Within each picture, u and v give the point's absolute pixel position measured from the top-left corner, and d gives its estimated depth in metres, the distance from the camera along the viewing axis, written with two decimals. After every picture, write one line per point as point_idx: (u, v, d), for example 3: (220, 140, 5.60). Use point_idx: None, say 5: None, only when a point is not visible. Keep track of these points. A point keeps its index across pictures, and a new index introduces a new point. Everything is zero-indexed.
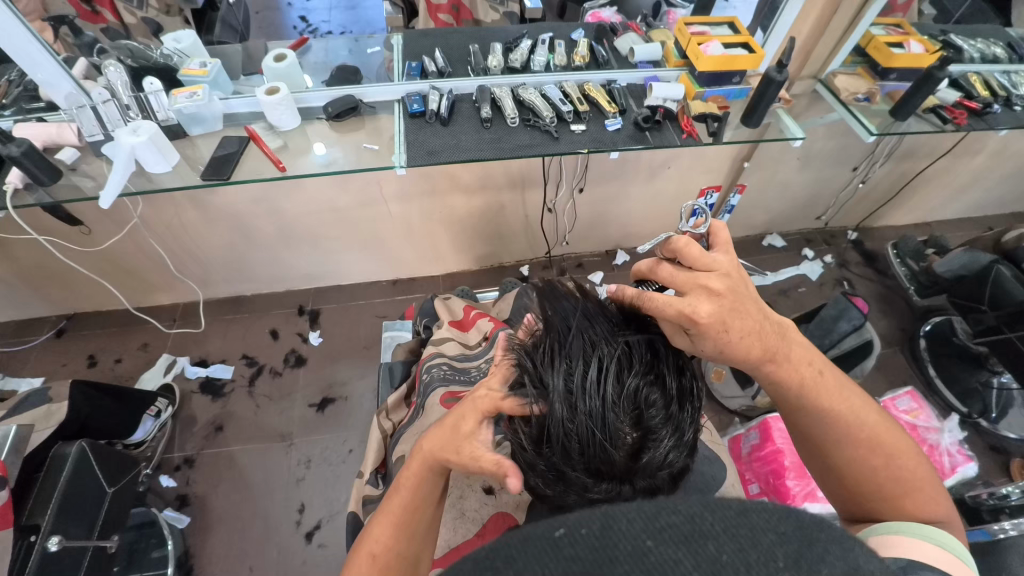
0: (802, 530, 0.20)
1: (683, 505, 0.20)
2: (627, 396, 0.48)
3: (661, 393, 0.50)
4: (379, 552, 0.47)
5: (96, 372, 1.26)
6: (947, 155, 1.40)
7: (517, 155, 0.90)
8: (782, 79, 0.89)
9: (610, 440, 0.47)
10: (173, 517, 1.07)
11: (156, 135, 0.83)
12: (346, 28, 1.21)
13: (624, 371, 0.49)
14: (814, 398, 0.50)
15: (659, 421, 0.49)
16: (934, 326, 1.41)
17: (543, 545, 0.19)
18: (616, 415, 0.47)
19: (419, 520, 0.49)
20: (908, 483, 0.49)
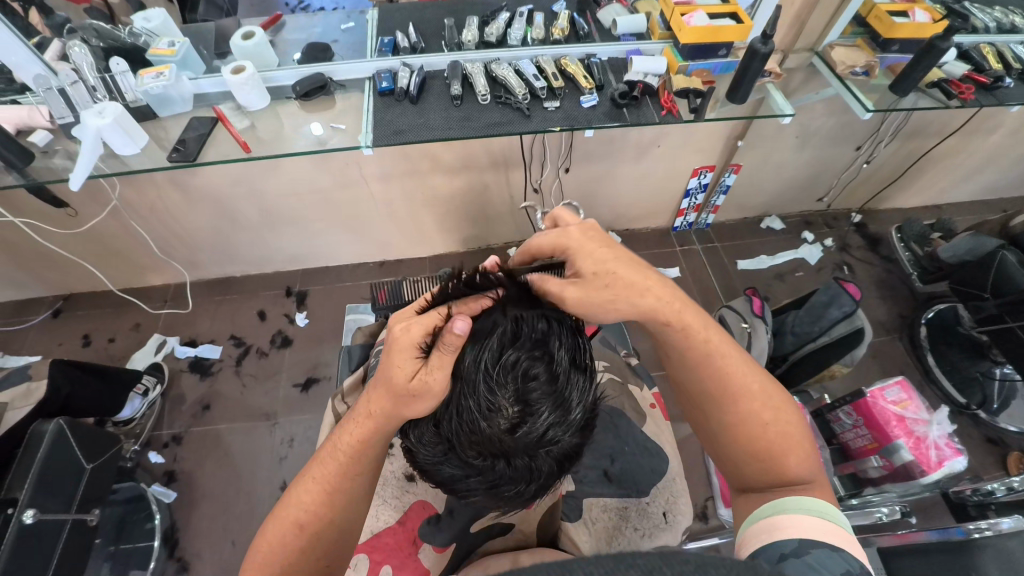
0: None
1: (641, 560, 0.23)
2: (505, 366, 0.44)
3: (547, 368, 0.45)
4: (306, 523, 0.46)
5: (90, 351, 1.30)
6: (958, 133, 1.32)
7: (487, 133, 0.88)
8: (766, 51, 0.84)
9: (482, 411, 0.44)
10: (160, 492, 1.10)
11: (122, 117, 0.83)
12: (339, 3, 1.13)
13: (508, 345, 0.45)
14: (710, 354, 0.54)
15: (541, 396, 0.45)
16: (937, 313, 1.35)
17: None
18: (490, 385, 0.44)
19: (353, 488, 0.48)
20: (787, 446, 0.52)
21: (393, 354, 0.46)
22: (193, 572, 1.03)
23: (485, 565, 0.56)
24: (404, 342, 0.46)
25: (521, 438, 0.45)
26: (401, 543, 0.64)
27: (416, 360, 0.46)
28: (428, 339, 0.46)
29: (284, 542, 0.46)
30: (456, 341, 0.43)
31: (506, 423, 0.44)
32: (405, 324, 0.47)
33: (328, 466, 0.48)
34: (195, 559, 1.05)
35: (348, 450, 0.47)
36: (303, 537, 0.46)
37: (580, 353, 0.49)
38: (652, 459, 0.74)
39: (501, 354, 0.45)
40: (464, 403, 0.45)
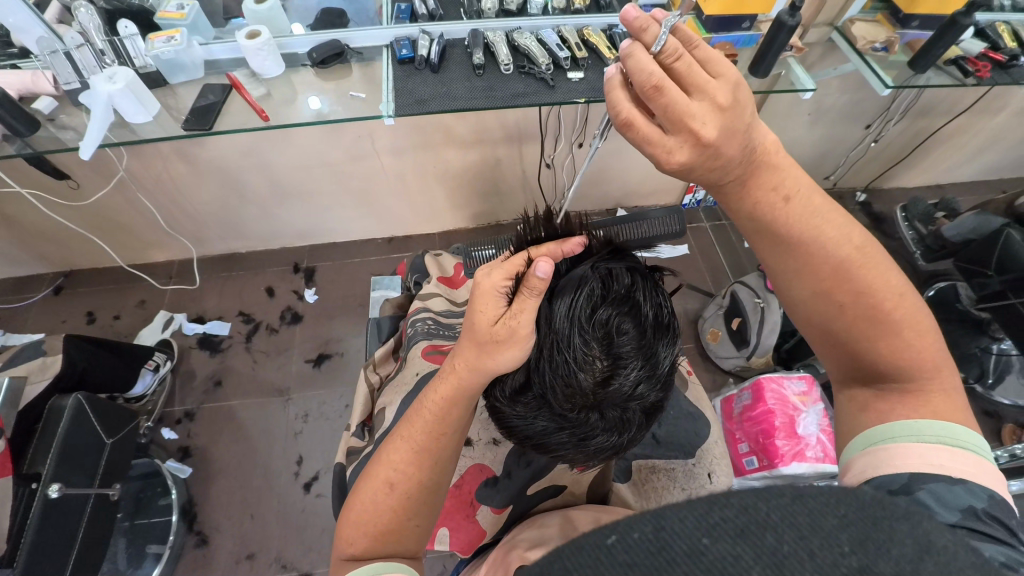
0: (864, 512, 0.20)
1: (736, 497, 0.21)
2: (598, 321, 0.46)
3: (635, 323, 0.47)
4: (397, 481, 0.46)
5: (95, 328, 1.27)
6: (967, 113, 1.33)
7: (511, 104, 0.87)
8: (793, 24, 0.83)
9: (578, 364, 0.45)
10: (176, 468, 1.10)
11: (134, 82, 0.79)
12: None
13: (598, 300, 0.46)
14: (773, 226, 0.47)
15: (632, 350, 0.47)
16: (937, 292, 1.37)
17: (594, 554, 0.19)
18: (583, 339, 0.46)
19: (442, 448, 0.47)
20: (897, 338, 0.45)
21: (479, 301, 0.47)
22: (213, 545, 1.04)
23: (538, 526, 0.58)
24: (488, 287, 0.47)
25: (614, 390, 0.47)
26: (457, 506, 0.64)
27: (500, 306, 0.47)
28: (510, 285, 0.48)
29: (378, 501, 0.46)
30: (539, 285, 0.44)
31: (599, 376, 0.46)
32: (487, 269, 0.48)
33: (416, 425, 0.47)
34: (214, 532, 1.05)
35: (434, 404, 0.47)
36: (394, 496, 0.46)
37: (666, 309, 0.50)
38: (686, 423, 0.74)
39: (594, 310, 0.46)
40: (559, 359, 0.46)
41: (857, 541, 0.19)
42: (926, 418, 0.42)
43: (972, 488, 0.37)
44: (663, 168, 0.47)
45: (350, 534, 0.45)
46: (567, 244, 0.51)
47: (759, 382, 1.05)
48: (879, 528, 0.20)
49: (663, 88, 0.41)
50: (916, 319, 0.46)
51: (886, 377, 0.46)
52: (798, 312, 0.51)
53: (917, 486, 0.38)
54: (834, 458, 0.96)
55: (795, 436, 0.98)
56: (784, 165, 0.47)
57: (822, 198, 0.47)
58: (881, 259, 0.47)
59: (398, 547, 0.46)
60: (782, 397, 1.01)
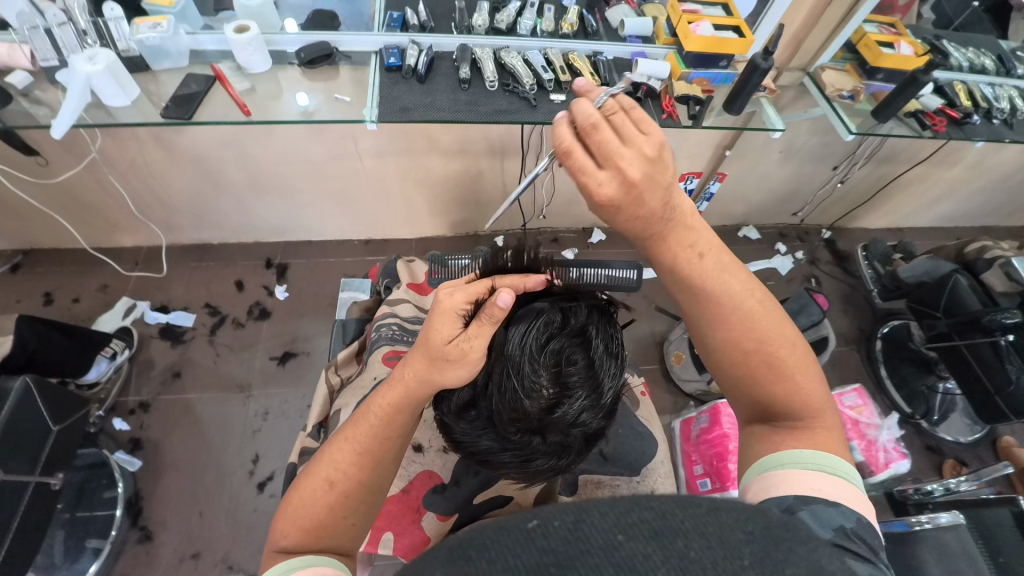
0: (768, 531, 0.23)
1: (655, 502, 0.22)
2: (549, 351, 0.48)
3: (585, 355, 0.49)
4: (338, 480, 0.46)
5: (51, 310, 1.23)
6: (926, 162, 1.41)
7: (492, 120, 0.88)
8: (766, 66, 0.88)
9: (524, 390, 0.46)
10: (125, 460, 1.07)
11: (115, 65, 0.79)
12: None
13: (550, 331, 0.48)
14: (685, 276, 0.49)
15: (579, 380, 0.48)
16: (892, 328, 1.43)
17: (516, 536, 0.21)
18: (533, 367, 0.47)
19: (385, 452, 0.48)
20: (794, 383, 0.48)
21: (436, 318, 0.47)
22: (158, 541, 1.01)
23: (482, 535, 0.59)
24: (448, 307, 0.47)
25: (558, 417, 0.47)
26: (402, 512, 0.65)
27: (457, 326, 0.47)
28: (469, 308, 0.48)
29: (316, 498, 0.46)
30: (499, 314, 0.44)
31: (544, 403, 0.47)
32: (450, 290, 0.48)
33: (362, 428, 0.48)
34: (160, 529, 1.02)
35: (381, 411, 0.47)
36: (333, 495, 0.46)
37: (615, 342, 0.52)
38: (639, 439, 0.76)
39: (546, 340, 0.48)
40: (506, 384, 0.47)
41: (757, 557, 0.21)
42: (807, 448, 0.45)
43: (843, 511, 0.40)
44: (593, 207, 0.48)
45: (285, 527, 0.45)
46: (528, 280, 0.52)
47: (716, 406, 1.07)
48: (779, 547, 0.22)
49: (599, 127, 0.46)
50: (805, 368, 0.49)
51: (782, 418, 0.48)
52: (708, 361, 0.53)
53: (798, 507, 0.40)
54: None
55: None
56: (697, 226, 0.49)
57: (727, 257, 0.51)
58: (778, 314, 0.50)
59: (332, 543, 0.46)
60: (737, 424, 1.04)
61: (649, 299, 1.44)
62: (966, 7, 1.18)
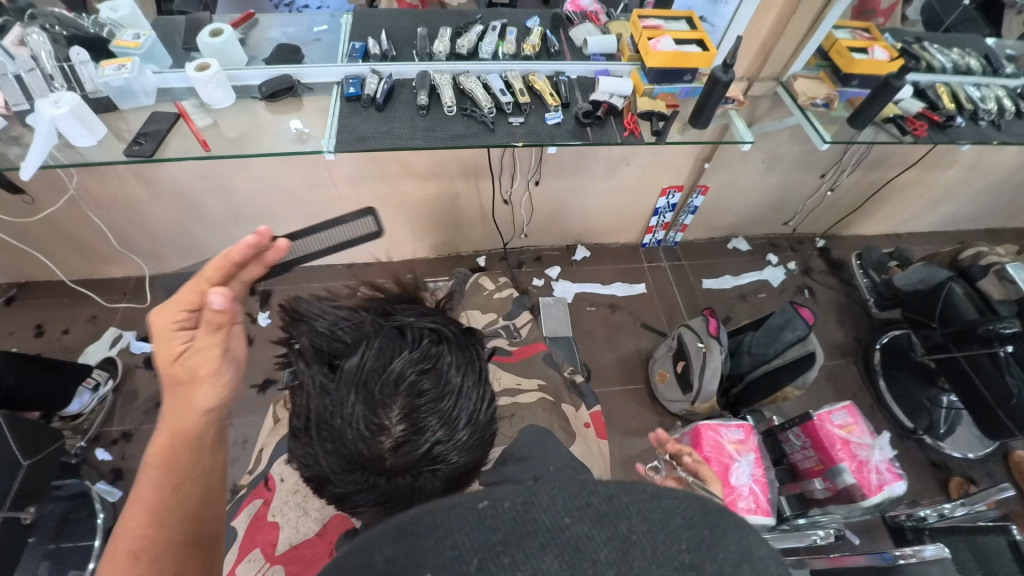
0: (703, 518, 0.24)
1: (603, 488, 0.23)
2: (389, 381, 0.46)
3: (432, 384, 0.47)
4: (138, 549, 0.45)
5: (42, 342, 1.26)
6: (918, 166, 1.36)
7: (449, 145, 0.88)
8: (728, 79, 0.86)
9: (364, 429, 0.44)
10: (106, 490, 1.08)
11: (79, 107, 0.81)
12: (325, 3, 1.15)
13: (385, 360, 0.47)
14: None
15: (427, 412, 0.46)
16: (893, 338, 1.38)
17: (468, 514, 0.22)
18: (371, 401, 0.45)
19: (184, 497, 0.50)
20: None
21: (158, 342, 0.56)
22: None
23: None
24: (161, 328, 0.55)
25: (407, 455, 0.45)
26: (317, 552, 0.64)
27: (181, 339, 0.56)
28: (187, 315, 0.56)
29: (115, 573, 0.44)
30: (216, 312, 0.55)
31: (390, 443, 0.44)
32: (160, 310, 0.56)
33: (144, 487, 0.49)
34: None
35: (157, 460, 0.50)
36: (139, 565, 0.45)
37: (470, 368, 0.51)
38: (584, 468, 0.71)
39: (384, 369, 0.46)
40: (342, 423, 0.45)
41: (692, 544, 0.22)
42: None
43: None
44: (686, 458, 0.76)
45: None
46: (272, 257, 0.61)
47: (697, 428, 1.03)
48: (710, 533, 0.23)
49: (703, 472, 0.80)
50: None
51: None
52: None
53: None
54: (765, 508, 0.95)
55: (728, 486, 0.96)
56: None
57: None
58: None
59: None
60: (718, 446, 0.99)
61: (634, 316, 1.41)
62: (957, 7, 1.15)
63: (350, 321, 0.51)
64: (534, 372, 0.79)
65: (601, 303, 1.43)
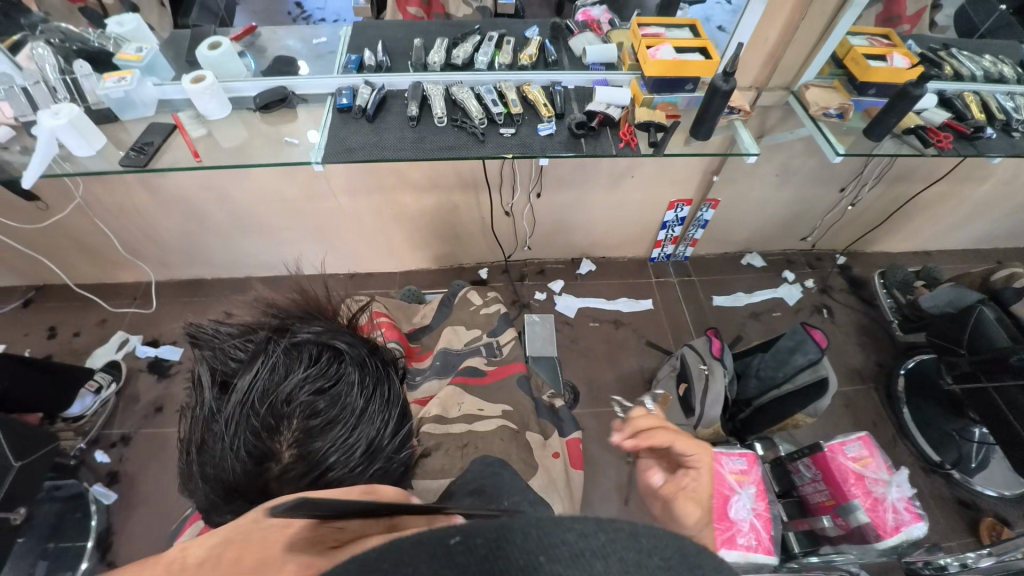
0: (692, 557, 0.21)
1: (584, 523, 0.22)
2: (282, 401, 0.48)
3: (325, 403, 0.49)
4: None
5: (54, 344, 1.30)
6: (946, 180, 1.28)
7: (438, 156, 0.86)
8: (727, 89, 0.82)
9: (251, 452, 0.46)
10: (101, 493, 1.10)
11: (77, 118, 0.83)
12: (340, 17, 1.11)
13: (277, 380, 0.49)
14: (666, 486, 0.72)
15: (318, 434, 0.47)
16: (918, 364, 1.29)
17: (434, 550, 0.20)
18: (261, 422, 0.47)
19: None
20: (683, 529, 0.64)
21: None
22: None
23: None
24: None
25: (294, 482, 0.45)
26: None
27: None
28: None
29: None
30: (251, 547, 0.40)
31: (279, 469, 0.45)
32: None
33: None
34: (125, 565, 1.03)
35: None
36: None
37: (372, 390, 0.52)
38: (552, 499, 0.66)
39: (277, 390, 0.48)
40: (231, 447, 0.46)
41: None
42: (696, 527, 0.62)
43: None
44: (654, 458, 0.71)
45: None
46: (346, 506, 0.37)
47: None
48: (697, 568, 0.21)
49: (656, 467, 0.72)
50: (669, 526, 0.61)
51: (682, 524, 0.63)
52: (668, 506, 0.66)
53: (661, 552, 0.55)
54: (767, 547, 0.88)
55: (727, 519, 0.89)
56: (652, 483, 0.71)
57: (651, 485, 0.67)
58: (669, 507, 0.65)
59: None
60: (718, 476, 0.93)
61: (638, 333, 1.36)
62: (991, 13, 1.06)
63: (247, 340, 0.53)
64: (504, 394, 0.78)
65: (604, 319, 1.38)
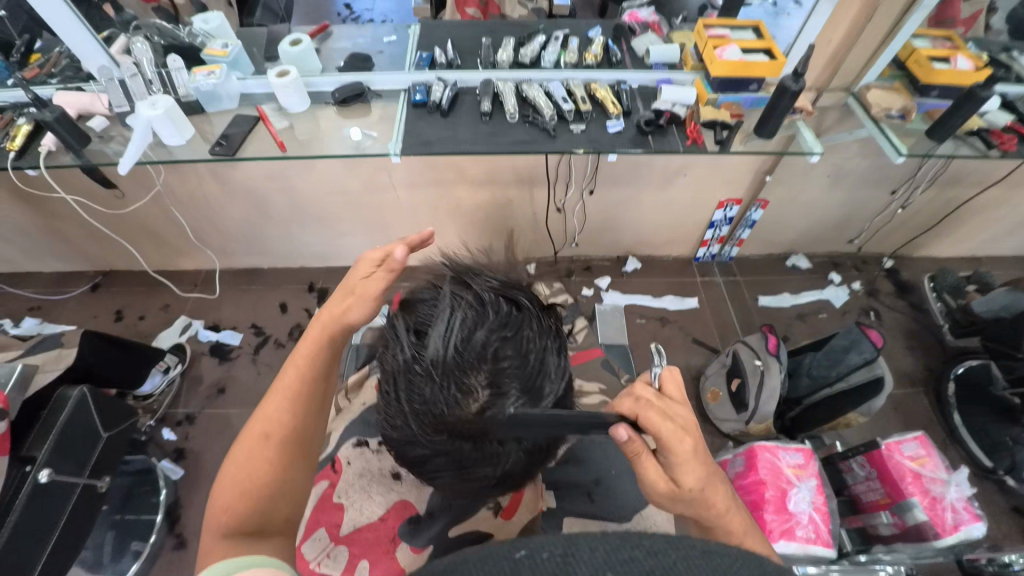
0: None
1: (649, 540, 0.21)
2: (475, 348, 0.51)
3: (514, 351, 0.51)
4: (270, 432, 0.57)
5: (121, 326, 1.36)
6: (1000, 186, 1.28)
7: (513, 150, 0.90)
8: (797, 88, 0.84)
9: (454, 394, 0.49)
10: (169, 468, 1.14)
11: (173, 109, 0.88)
12: (388, 17, 1.15)
13: (470, 328, 0.52)
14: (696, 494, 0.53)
15: (508, 378, 0.50)
16: (969, 369, 1.26)
17: (502, 563, 0.20)
18: (460, 366, 0.50)
19: (309, 397, 0.60)
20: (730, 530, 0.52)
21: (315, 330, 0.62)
22: (190, 550, 1.07)
23: None
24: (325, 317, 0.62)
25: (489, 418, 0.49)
26: (375, 540, 0.65)
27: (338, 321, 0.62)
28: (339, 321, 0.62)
29: (256, 451, 0.56)
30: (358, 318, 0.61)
31: (475, 406, 0.50)
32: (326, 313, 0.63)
33: (294, 369, 0.60)
34: (192, 538, 1.08)
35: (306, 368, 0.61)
36: (269, 445, 0.57)
37: (546, 346, 0.54)
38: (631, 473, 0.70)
39: (471, 337, 0.51)
40: (433, 391, 0.50)
41: None
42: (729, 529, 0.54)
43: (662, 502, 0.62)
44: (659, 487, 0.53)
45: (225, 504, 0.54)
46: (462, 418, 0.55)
47: (753, 449, 0.99)
48: None
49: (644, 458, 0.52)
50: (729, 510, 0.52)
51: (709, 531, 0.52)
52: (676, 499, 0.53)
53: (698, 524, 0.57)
54: (826, 540, 0.89)
55: (785, 512, 0.91)
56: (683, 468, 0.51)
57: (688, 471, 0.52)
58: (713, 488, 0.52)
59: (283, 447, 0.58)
60: (775, 470, 0.95)
61: (684, 331, 1.38)
62: None
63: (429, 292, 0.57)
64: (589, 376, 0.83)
65: (650, 316, 1.40)
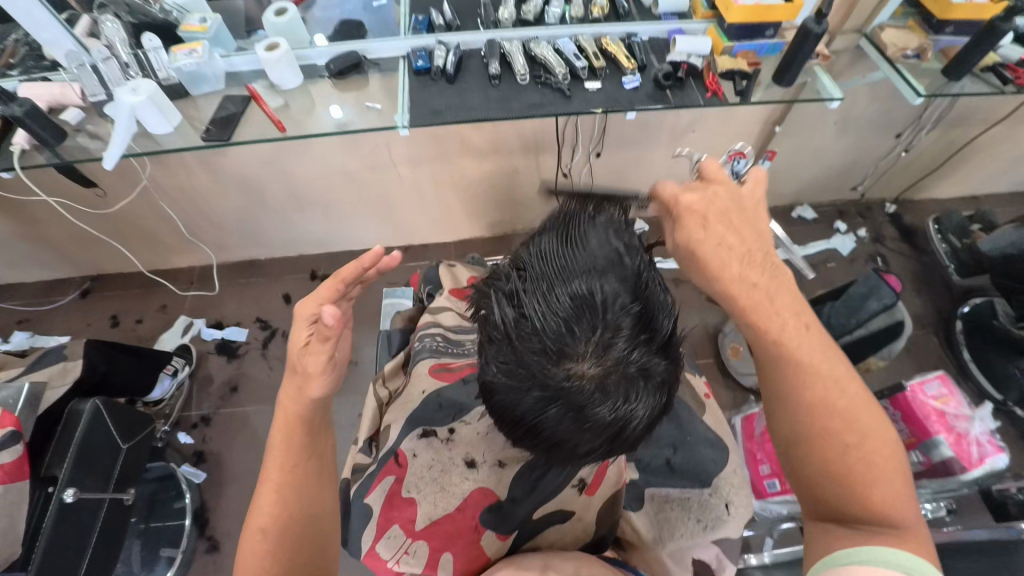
0: None
1: None
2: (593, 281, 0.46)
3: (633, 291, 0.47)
4: (265, 524, 0.52)
5: (118, 331, 1.30)
6: (1004, 123, 1.27)
7: (528, 115, 0.86)
8: (820, 31, 0.81)
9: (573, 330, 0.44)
10: (190, 472, 1.11)
11: (156, 94, 0.81)
12: None
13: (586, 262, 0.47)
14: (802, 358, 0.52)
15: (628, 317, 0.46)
16: (974, 307, 1.30)
17: None
18: (578, 301, 0.45)
19: (301, 475, 0.55)
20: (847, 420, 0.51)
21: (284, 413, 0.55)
22: (224, 551, 1.05)
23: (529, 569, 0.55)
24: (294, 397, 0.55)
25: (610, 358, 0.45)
26: (459, 532, 0.61)
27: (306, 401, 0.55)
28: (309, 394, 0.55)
29: (255, 550, 0.52)
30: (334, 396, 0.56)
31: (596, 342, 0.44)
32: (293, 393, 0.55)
33: (272, 459, 0.55)
34: (225, 540, 1.06)
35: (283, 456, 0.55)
36: (268, 539, 0.52)
37: (651, 274, 0.50)
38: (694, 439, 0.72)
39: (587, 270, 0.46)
40: (550, 324, 0.44)
41: None
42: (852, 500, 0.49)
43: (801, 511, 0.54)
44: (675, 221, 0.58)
45: None
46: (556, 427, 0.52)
47: None
48: None
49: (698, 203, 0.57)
50: (862, 407, 0.51)
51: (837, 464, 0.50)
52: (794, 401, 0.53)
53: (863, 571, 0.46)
54: None
55: None
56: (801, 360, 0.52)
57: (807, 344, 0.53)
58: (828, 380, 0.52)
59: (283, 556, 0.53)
60: None
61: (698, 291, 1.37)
62: None
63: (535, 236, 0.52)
64: None
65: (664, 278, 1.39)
